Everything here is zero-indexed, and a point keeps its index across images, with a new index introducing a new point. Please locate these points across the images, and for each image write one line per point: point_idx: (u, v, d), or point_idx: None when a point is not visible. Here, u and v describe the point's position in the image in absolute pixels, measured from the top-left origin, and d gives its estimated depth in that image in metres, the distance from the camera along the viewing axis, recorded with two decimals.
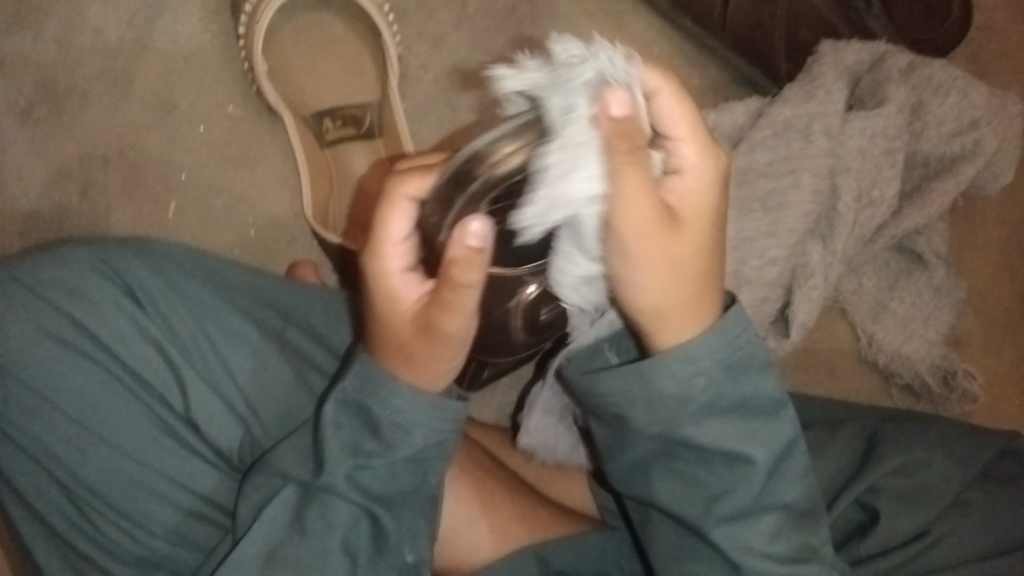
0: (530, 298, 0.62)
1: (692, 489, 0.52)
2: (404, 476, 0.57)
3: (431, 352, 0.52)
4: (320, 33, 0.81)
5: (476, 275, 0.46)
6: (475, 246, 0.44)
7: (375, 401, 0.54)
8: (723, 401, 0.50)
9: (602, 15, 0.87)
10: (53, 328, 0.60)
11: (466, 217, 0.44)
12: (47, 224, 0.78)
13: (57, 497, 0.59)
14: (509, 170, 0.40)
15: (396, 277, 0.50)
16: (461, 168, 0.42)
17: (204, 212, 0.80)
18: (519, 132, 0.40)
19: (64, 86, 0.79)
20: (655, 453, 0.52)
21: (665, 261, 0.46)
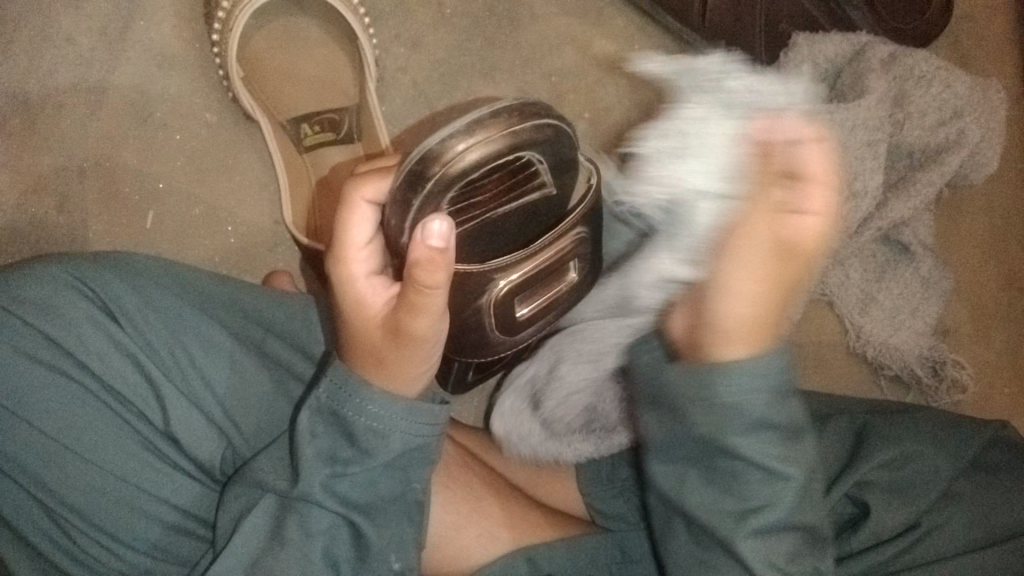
0: (501, 295, 0.61)
1: (725, 497, 0.52)
2: (382, 481, 0.56)
3: (404, 356, 0.53)
4: (295, 37, 0.79)
5: (442, 276, 0.49)
6: (438, 246, 0.48)
7: (350, 407, 0.54)
8: (776, 417, 0.50)
9: (581, 13, 0.86)
10: (26, 346, 0.59)
11: (427, 218, 0.48)
12: (24, 238, 0.77)
13: (36, 514, 0.58)
14: (461, 168, 0.49)
15: (360, 281, 0.55)
16: (415, 168, 0.50)
17: (182, 221, 0.79)
18: (471, 132, 0.49)
19: (37, 97, 0.78)
20: (698, 456, 0.52)
21: (757, 279, 0.48)
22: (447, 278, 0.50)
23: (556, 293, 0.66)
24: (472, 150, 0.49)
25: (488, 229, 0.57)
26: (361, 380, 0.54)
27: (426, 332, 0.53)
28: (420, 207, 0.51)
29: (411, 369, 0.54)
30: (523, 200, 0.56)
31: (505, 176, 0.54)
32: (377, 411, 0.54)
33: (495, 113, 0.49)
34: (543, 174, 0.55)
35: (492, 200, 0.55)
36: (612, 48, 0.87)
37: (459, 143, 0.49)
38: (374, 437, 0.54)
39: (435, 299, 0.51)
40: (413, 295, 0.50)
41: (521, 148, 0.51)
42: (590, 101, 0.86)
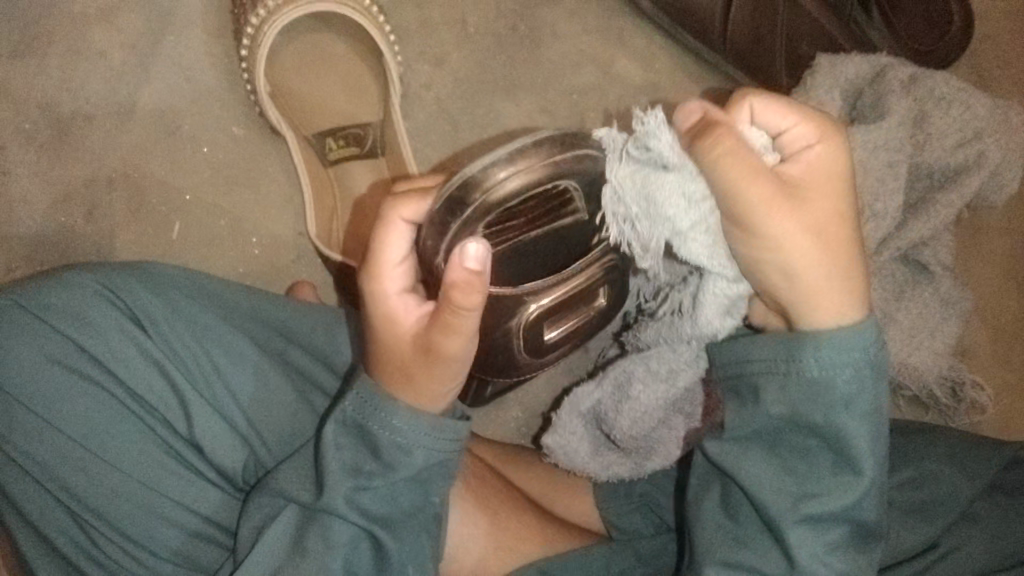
0: (531, 318, 0.63)
1: (785, 479, 0.52)
2: (404, 496, 0.56)
3: (432, 374, 0.54)
4: (321, 52, 0.80)
5: (477, 299, 0.51)
6: (474, 269, 0.49)
7: (375, 422, 0.55)
8: (864, 401, 0.50)
9: (603, 32, 0.87)
10: (57, 353, 0.60)
11: (465, 242, 0.49)
12: (52, 247, 0.78)
13: (63, 519, 0.59)
14: (501, 195, 0.51)
15: (393, 298, 0.55)
16: (456, 193, 0.51)
17: (208, 233, 0.80)
18: (512, 158, 0.50)
19: (69, 109, 0.79)
20: (770, 431, 0.53)
21: (805, 233, 0.50)
22: (482, 301, 0.51)
23: (581, 319, 0.67)
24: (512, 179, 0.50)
25: (521, 254, 0.58)
26: (386, 395, 0.55)
27: (456, 353, 0.54)
28: (457, 230, 0.52)
29: (439, 388, 0.55)
30: (554, 226, 0.57)
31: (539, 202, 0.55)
32: (400, 425, 0.54)
33: (537, 141, 0.51)
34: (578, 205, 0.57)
35: (527, 225, 0.57)
36: (632, 67, 0.87)
37: (502, 171, 0.50)
38: (396, 452, 0.55)
39: (469, 320, 0.52)
40: (449, 316, 0.52)
41: (557, 178, 0.52)
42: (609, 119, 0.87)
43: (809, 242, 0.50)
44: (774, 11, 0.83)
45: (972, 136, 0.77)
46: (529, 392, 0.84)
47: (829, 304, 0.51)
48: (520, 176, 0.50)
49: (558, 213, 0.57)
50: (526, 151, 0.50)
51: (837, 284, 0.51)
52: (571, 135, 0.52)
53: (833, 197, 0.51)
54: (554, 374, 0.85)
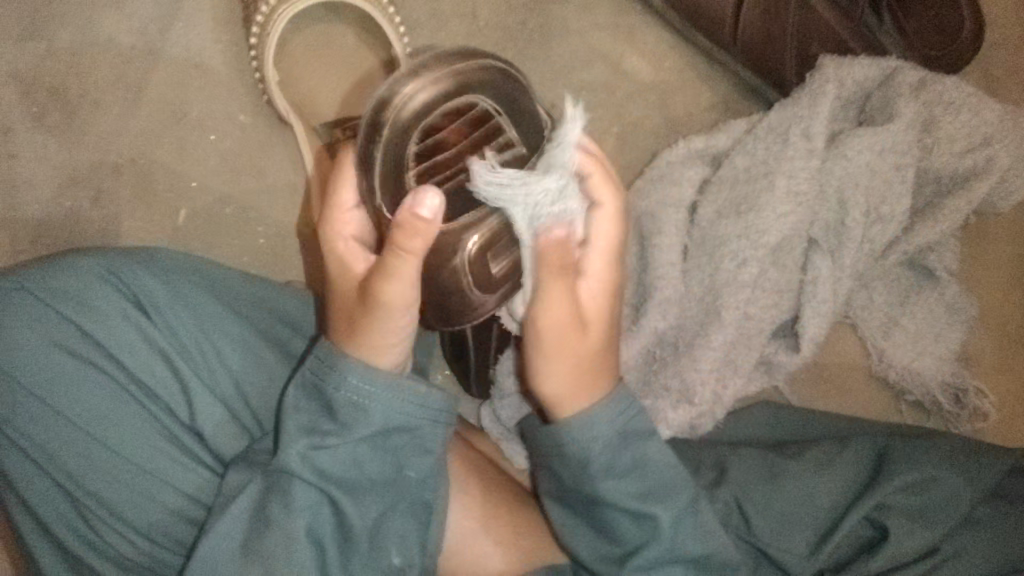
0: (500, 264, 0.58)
1: (609, 538, 0.62)
2: (369, 462, 0.57)
3: (372, 320, 0.54)
4: (330, 43, 0.79)
5: (420, 244, 0.50)
6: (424, 214, 0.48)
7: (329, 381, 0.55)
8: (619, 462, 0.60)
9: (612, 28, 0.87)
10: (58, 337, 0.59)
11: (422, 188, 0.48)
12: (58, 230, 0.79)
13: (63, 506, 0.58)
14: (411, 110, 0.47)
15: (342, 241, 0.58)
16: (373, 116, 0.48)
17: (214, 221, 0.80)
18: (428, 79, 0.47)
19: (76, 93, 0.79)
20: (567, 499, 0.63)
21: (576, 359, 0.59)
22: (426, 250, 0.51)
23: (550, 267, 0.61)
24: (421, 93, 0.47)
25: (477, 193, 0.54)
26: (341, 353, 0.55)
27: (397, 302, 0.53)
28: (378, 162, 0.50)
29: (382, 340, 0.55)
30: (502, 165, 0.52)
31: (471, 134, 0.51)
32: (357, 384, 0.55)
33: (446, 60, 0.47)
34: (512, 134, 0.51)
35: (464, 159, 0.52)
36: (642, 64, 0.87)
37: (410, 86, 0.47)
38: (354, 411, 0.55)
39: (412, 267, 0.52)
40: (387, 256, 0.51)
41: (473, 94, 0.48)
42: (617, 116, 0.87)
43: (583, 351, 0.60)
44: (785, 10, 0.82)
45: (982, 141, 0.76)
46: None
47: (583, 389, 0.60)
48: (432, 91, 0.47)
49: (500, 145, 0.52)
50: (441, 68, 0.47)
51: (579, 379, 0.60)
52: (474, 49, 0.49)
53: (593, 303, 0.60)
54: None
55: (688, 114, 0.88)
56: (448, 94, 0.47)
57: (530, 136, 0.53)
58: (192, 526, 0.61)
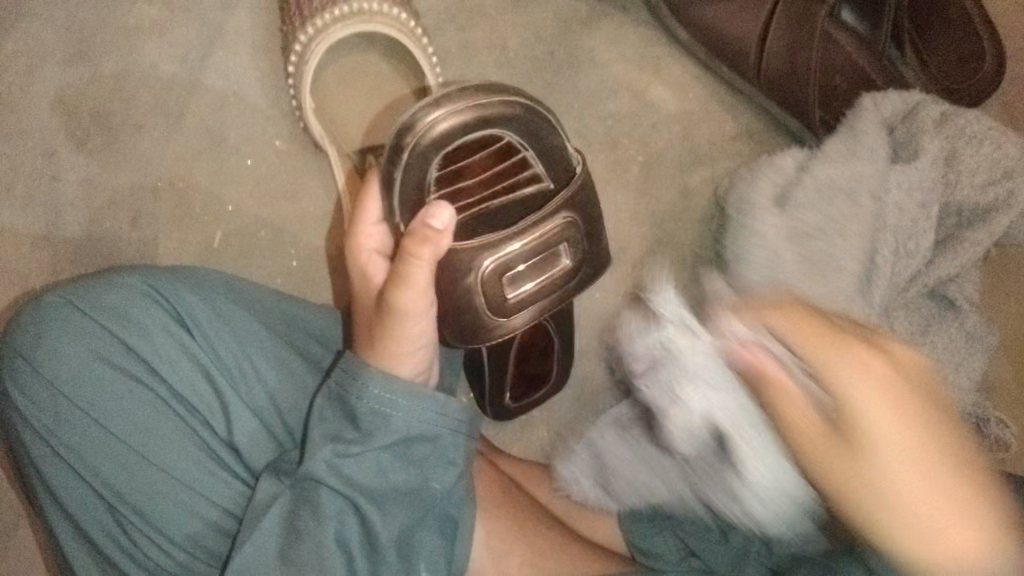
0: (523, 290, 0.63)
1: None
2: (393, 471, 0.58)
3: (388, 329, 0.60)
4: (364, 73, 0.82)
5: (430, 255, 0.57)
6: (436, 226, 0.56)
7: (353, 391, 0.58)
8: None
9: (639, 60, 0.89)
10: (103, 351, 0.63)
11: (436, 204, 0.57)
12: (98, 250, 0.81)
13: (101, 513, 0.61)
14: (433, 136, 0.56)
15: (365, 257, 0.64)
16: (398, 140, 0.57)
17: (249, 243, 0.82)
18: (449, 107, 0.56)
19: (118, 118, 0.82)
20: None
21: (927, 480, 0.50)
22: (434, 257, 0.57)
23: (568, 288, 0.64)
24: (443, 118, 0.55)
25: (494, 216, 0.62)
26: (363, 364, 0.58)
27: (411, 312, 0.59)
28: (401, 178, 0.58)
29: (397, 348, 0.60)
30: (519, 192, 0.62)
31: (488, 161, 0.62)
32: (378, 393, 0.58)
33: (464, 90, 0.56)
34: (532, 161, 0.61)
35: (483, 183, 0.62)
36: (668, 94, 0.89)
37: (433, 113, 0.55)
38: (376, 418, 0.58)
39: (423, 278, 0.58)
40: (400, 269, 0.57)
41: (493, 124, 0.57)
42: (643, 145, 0.88)
43: (905, 466, 0.51)
44: (811, 44, 0.82)
45: (1004, 175, 0.77)
46: (558, 412, 0.86)
47: (965, 537, 0.49)
48: (449, 116, 0.56)
49: (517, 175, 0.62)
50: (457, 97, 0.56)
51: (931, 489, 0.50)
52: (496, 84, 0.58)
53: (880, 417, 0.52)
54: (582, 398, 0.86)
55: (712, 144, 0.89)
56: (467, 121, 0.56)
57: (557, 170, 0.62)
58: (229, 539, 0.61)
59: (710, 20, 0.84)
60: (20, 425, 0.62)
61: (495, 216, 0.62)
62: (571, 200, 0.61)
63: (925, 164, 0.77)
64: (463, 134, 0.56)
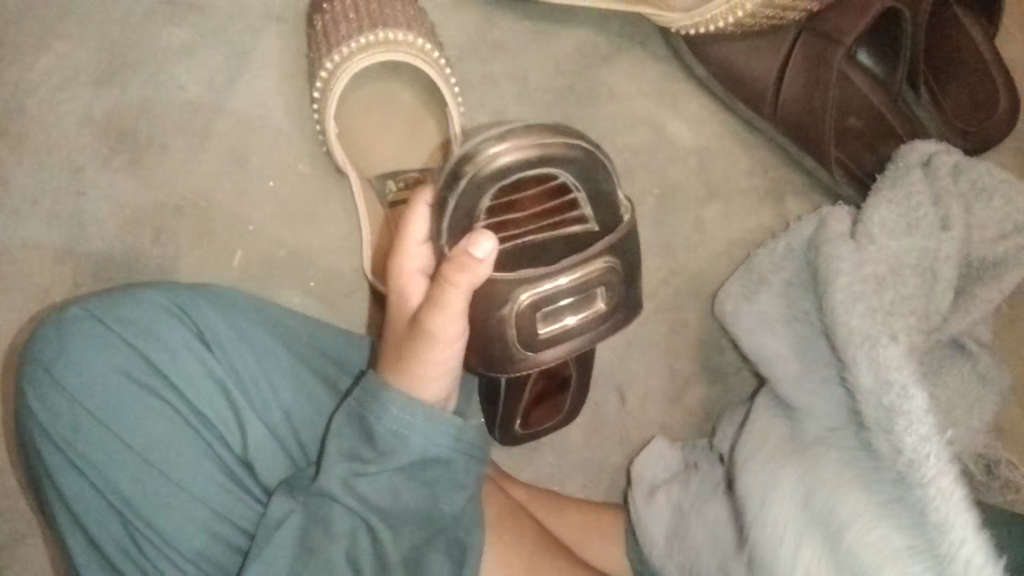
0: (553, 329, 0.64)
1: None
2: (405, 491, 0.59)
3: (417, 350, 0.61)
4: (389, 102, 0.83)
5: (466, 281, 0.57)
6: (475, 255, 0.56)
7: (373, 412, 0.59)
8: None
9: (657, 95, 0.90)
10: (126, 365, 0.64)
11: (478, 232, 0.56)
12: (119, 266, 0.83)
13: (114, 527, 0.61)
14: (493, 169, 0.55)
15: (408, 275, 0.65)
16: (456, 166, 0.57)
17: (268, 264, 0.84)
18: (506, 138, 0.55)
19: (145, 137, 0.84)
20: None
21: None
22: (469, 286, 0.57)
23: (603, 329, 0.65)
24: (505, 152, 0.55)
25: (537, 254, 0.61)
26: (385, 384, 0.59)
27: (441, 336, 0.60)
28: (454, 207, 0.58)
29: (422, 372, 0.61)
30: (564, 231, 0.61)
31: (543, 197, 0.60)
32: (398, 415, 0.58)
33: (529, 127, 0.55)
34: (583, 204, 0.60)
35: (532, 220, 0.61)
36: (684, 130, 0.90)
37: (494, 147, 0.55)
38: (394, 440, 0.58)
39: (455, 303, 0.59)
40: (439, 293, 0.58)
41: (554, 163, 0.56)
42: (659, 179, 0.89)
43: None
44: (828, 83, 0.81)
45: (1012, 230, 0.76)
46: (569, 439, 0.86)
47: None
48: (510, 151, 0.55)
49: (565, 214, 0.61)
50: (521, 132, 0.56)
51: None
52: (560, 125, 0.57)
53: None
54: (593, 426, 0.87)
55: (726, 179, 0.90)
56: (528, 160, 0.55)
57: (606, 216, 0.61)
58: (240, 556, 0.62)
59: (728, 56, 0.85)
60: (36, 436, 0.62)
61: (539, 254, 0.61)
62: (615, 246, 0.62)
63: (933, 214, 0.75)
64: (522, 171, 0.56)
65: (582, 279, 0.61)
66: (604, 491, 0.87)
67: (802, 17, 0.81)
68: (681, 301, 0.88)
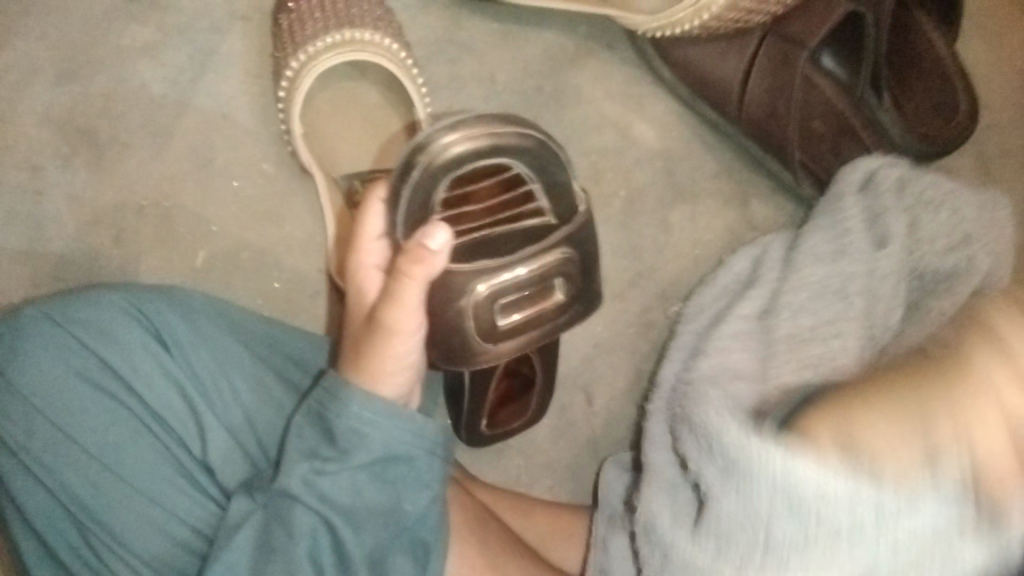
0: (515, 320, 0.63)
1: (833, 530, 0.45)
2: (368, 489, 0.58)
3: (376, 343, 0.61)
4: (357, 102, 0.82)
5: (423, 273, 0.57)
6: (430, 246, 0.56)
7: (333, 410, 0.58)
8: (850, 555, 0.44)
9: (623, 96, 0.90)
10: (81, 367, 0.63)
11: (434, 224, 0.56)
12: (77, 267, 0.81)
13: (69, 530, 0.60)
14: (444, 159, 0.55)
15: (366, 270, 0.65)
16: (409, 155, 0.56)
17: (231, 265, 0.83)
18: (458, 127, 0.55)
19: (106, 136, 0.82)
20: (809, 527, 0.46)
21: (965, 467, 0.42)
22: (425, 278, 0.57)
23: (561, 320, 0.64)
24: (457, 141, 0.54)
25: (494, 246, 0.61)
26: (344, 382, 0.59)
27: (399, 328, 0.60)
28: (407, 198, 0.57)
29: (380, 366, 0.61)
30: (521, 224, 0.61)
31: (496, 189, 0.62)
32: (358, 411, 0.58)
33: (480, 114, 0.55)
34: (540, 196, 0.60)
35: (487, 212, 0.62)
36: (651, 132, 0.90)
37: (446, 136, 0.55)
38: (355, 437, 0.57)
39: (412, 295, 0.59)
40: (395, 285, 0.58)
41: (504, 152, 0.56)
42: (626, 181, 0.89)
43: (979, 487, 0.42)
44: (791, 86, 0.82)
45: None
46: (535, 442, 0.86)
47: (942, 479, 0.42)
48: (463, 139, 0.55)
49: (523, 207, 0.62)
50: (471, 121, 0.55)
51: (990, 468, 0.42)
52: (512, 115, 0.56)
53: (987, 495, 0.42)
54: (559, 428, 0.87)
55: (692, 182, 0.90)
56: (478, 149, 0.55)
57: (563, 207, 0.61)
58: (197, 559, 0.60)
59: (693, 60, 0.86)
60: None
61: (498, 246, 0.61)
62: (572, 236, 0.61)
63: (863, 236, 0.69)
64: (473, 161, 0.55)
65: (540, 271, 0.61)
66: (571, 494, 0.87)
67: (767, 20, 0.82)
68: (646, 304, 0.88)
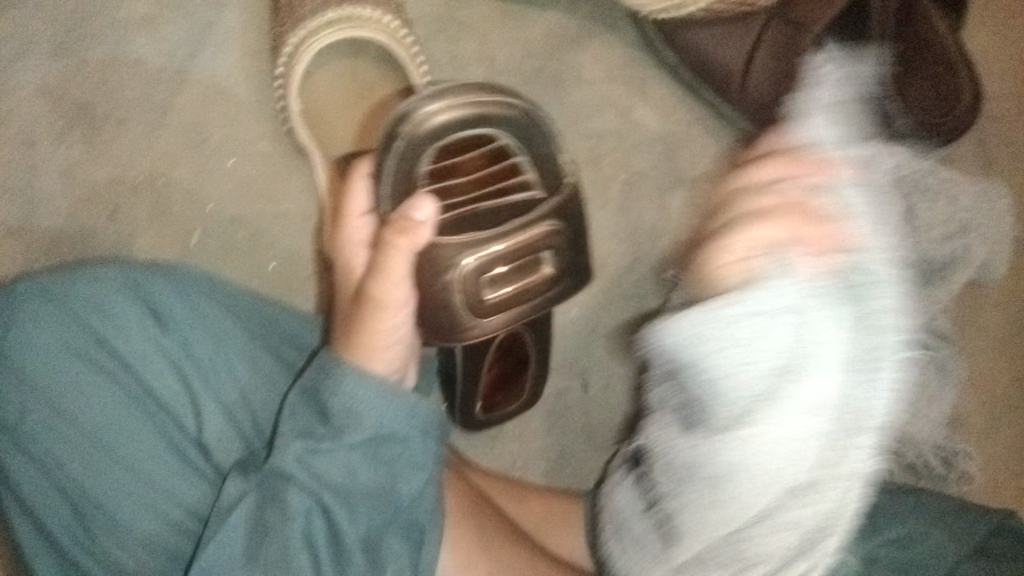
0: (504, 293, 0.62)
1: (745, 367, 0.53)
2: (361, 471, 0.57)
3: (365, 320, 0.60)
4: (353, 79, 0.80)
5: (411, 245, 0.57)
6: (419, 218, 0.57)
7: (328, 389, 0.58)
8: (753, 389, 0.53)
9: (624, 79, 0.90)
10: (77, 344, 0.62)
11: (419, 197, 0.57)
12: (69, 243, 0.80)
13: (61, 507, 0.59)
14: (428, 128, 0.55)
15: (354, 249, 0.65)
16: (392, 127, 0.56)
17: (227, 243, 0.82)
18: (443, 97, 0.54)
19: (101, 111, 0.81)
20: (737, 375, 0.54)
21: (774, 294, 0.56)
22: (413, 250, 0.57)
23: (548, 294, 0.64)
24: (439, 110, 0.54)
25: (482, 220, 0.61)
26: (337, 360, 0.58)
27: (388, 304, 0.60)
28: (393, 171, 0.57)
29: (370, 342, 0.60)
30: (508, 197, 0.61)
31: (480, 161, 0.60)
32: (352, 390, 0.57)
33: (462, 84, 0.55)
34: (525, 167, 0.60)
35: (473, 185, 0.61)
36: (651, 115, 0.90)
37: (429, 106, 0.54)
38: (348, 416, 0.57)
39: (400, 267, 0.58)
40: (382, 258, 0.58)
41: (489, 122, 0.55)
42: (625, 164, 0.89)
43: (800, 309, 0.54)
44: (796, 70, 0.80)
45: (959, 230, 0.75)
46: (530, 425, 0.86)
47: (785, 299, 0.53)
48: (446, 107, 0.54)
49: (509, 179, 0.61)
50: (454, 90, 0.55)
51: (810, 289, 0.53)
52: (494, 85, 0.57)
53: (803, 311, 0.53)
54: (554, 412, 0.86)
55: (692, 167, 0.90)
56: (462, 118, 0.54)
57: (548, 178, 0.61)
58: (192, 540, 0.60)
59: (696, 43, 0.84)
60: None
61: (485, 218, 0.61)
62: (558, 208, 0.61)
63: None
64: (457, 131, 0.55)
65: (528, 241, 0.61)
66: (566, 477, 0.87)
67: (772, 4, 0.80)
68: (643, 288, 0.88)
